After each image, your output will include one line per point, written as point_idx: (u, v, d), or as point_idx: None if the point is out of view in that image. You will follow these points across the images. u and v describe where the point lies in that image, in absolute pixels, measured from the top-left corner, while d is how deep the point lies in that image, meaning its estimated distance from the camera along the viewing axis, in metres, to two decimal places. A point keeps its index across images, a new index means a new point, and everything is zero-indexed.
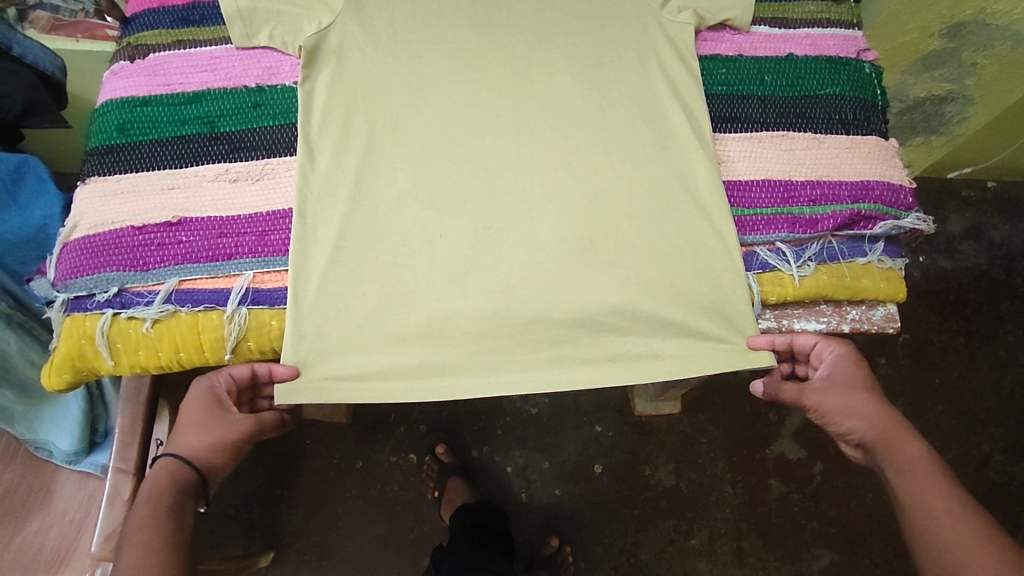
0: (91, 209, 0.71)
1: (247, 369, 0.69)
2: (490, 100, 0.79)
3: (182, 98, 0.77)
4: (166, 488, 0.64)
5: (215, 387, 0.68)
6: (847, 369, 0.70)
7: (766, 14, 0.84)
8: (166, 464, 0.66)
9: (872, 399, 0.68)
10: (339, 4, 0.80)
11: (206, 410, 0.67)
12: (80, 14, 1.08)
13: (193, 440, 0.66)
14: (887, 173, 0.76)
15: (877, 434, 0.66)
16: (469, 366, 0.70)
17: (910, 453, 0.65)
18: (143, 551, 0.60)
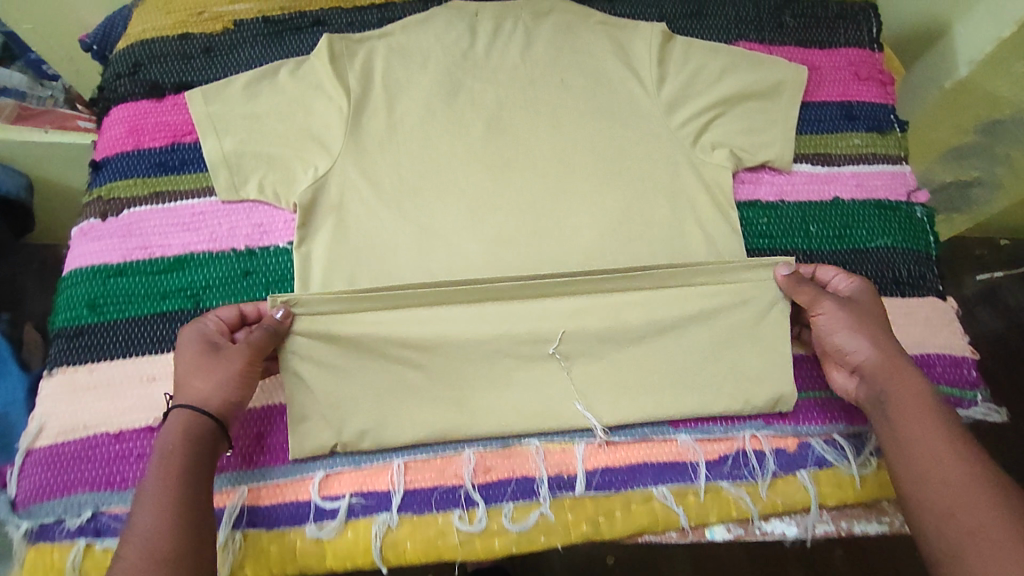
0: (58, 410, 0.62)
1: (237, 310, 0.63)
2: (502, 253, 0.70)
3: (162, 265, 0.68)
4: (175, 449, 0.54)
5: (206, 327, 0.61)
6: (865, 295, 0.65)
7: (807, 149, 0.77)
8: (173, 417, 0.56)
9: (886, 330, 0.62)
10: (338, 147, 0.72)
11: (200, 357, 0.59)
12: (50, 102, 0.89)
13: (193, 388, 0.57)
14: (947, 343, 0.69)
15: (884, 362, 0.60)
16: (447, 337, 0.64)
17: (910, 389, 0.58)
18: (160, 517, 0.51)
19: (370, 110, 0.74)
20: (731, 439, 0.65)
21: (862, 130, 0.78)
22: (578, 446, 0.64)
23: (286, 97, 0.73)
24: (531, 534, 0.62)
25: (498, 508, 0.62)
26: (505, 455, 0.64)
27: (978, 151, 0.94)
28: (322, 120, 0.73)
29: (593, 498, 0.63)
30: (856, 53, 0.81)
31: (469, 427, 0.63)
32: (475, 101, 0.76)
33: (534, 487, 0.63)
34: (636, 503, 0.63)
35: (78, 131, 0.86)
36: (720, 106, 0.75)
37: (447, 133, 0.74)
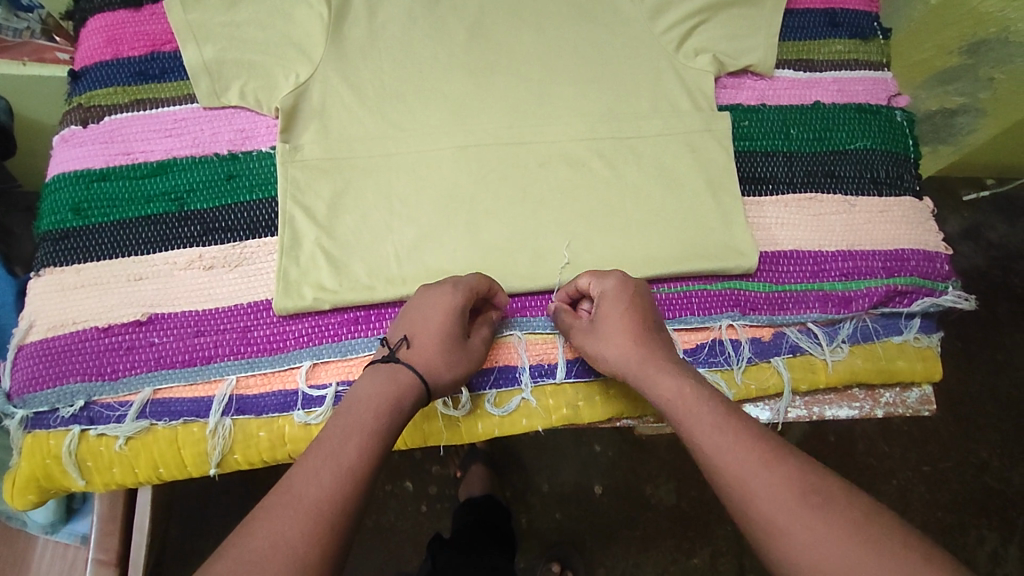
0: (47, 307, 0.63)
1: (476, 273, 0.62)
2: (480, 158, 0.69)
3: (144, 169, 0.68)
4: (391, 403, 0.52)
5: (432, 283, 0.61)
6: (632, 300, 0.59)
7: (790, 55, 0.77)
8: (386, 370, 0.54)
9: (645, 334, 0.57)
10: (319, 54, 0.72)
11: (458, 333, 0.57)
12: (27, 35, 0.87)
13: (429, 355, 0.56)
14: (922, 240, 0.70)
15: (633, 367, 0.55)
16: (427, 205, 0.68)
17: (666, 390, 0.53)
18: (343, 463, 0.47)
19: (352, 19, 0.73)
20: (707, 329, 0.66)
21: (845, 37, 0.78)
22: (559, 337, 0.65)
23: (264, 4, 0.72)
24: (513, 418, 0.63)
25: (482, 395, 0.63)
26: None
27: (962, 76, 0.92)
28: (301, 27, 0.72)
29: (573, 385, 0.64)
30: None
31: None
32: (457, 11, 0.75)
33: (516, 374, 0.64)
34: (615, 389, 0.64)
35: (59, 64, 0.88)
36: (704, 13, 0.74)
37: (429, 42, 0.74)
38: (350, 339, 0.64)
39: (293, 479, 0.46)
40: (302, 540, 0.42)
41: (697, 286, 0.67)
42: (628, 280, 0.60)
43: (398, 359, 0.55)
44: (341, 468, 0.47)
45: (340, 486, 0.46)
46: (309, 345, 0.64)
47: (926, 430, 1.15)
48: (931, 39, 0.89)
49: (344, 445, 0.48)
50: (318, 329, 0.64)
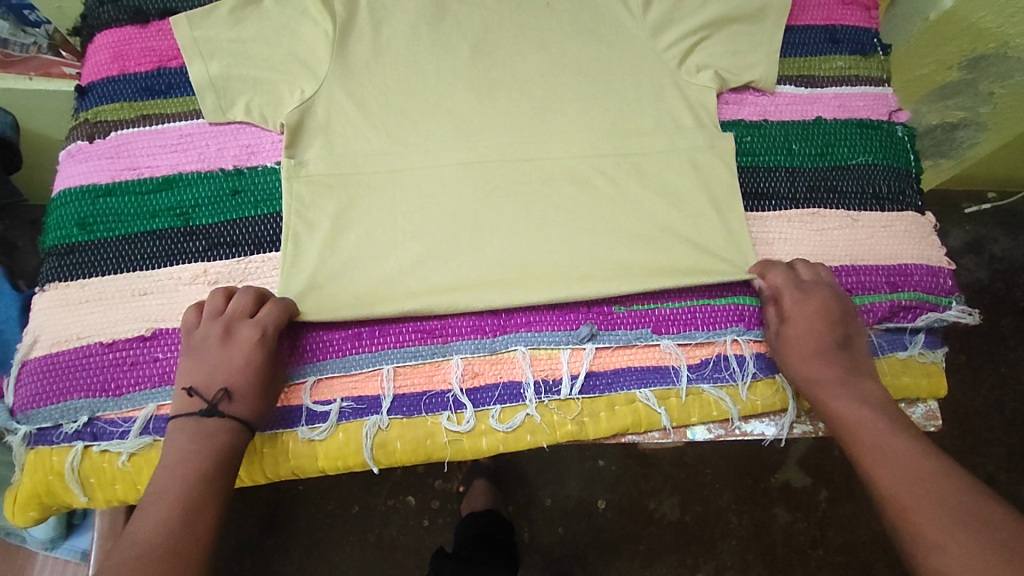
0: (51, 322, 0.63)
1: (251, 298, 0.61)
2: (484, 172, 0.70)
3: (150, 184, 0.69)
4: (197, 457, 0.54)
5: (216, 318, 0.60)
6: (805, 302, 0.62)
7: (791, 72, 0.78)
8: (211, 424, 0.56)
9: (826, 349, 0.61)
10: (324, 70, 0.73)
11: (270, 372, 0.60)
12: (34, 49, 0.89)
13: (251, 397, 0.58)
14: (925, 255, 0.70)
15: (810, 383, 0.60)
16: (431, 220, 0.68)
17: (840, 409, 0.58)
18: (193, 506, 0.52)
19: (356, 36, 0.74)
20: (712, 345, 0.66)
21: (845, 53, 0.79)
22: (564, 352, 0.65)
23: (271, 21, 0.73)
24: (517, 434, 0.63)
25: (486, 411, 0.63)
26: (491, 361, 0.65)
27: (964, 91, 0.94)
28: (308, 44, 0.73)
29: (577, 401, 0.64)
30: None
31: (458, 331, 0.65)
32: (462, 28, 0.76)
33: (521, 390, 0.64)
34: (620, 405, 0.64)
35: (65, 78, 0.88)
36: (704, 30, 0.76)
37: (435, 59, 0.75)
38: (352, 355, 0.64)
39: (135, 527, 0.51)
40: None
41: (700, 301, 0.67)
42: (803, 287, 0.63)
43: (223, 413, 0.57)
44: (171, 516, 0.51)
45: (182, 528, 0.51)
46: (313, 361, 0.63)
47: (932, 444, 1.13)
48: (932, 55, 0.89)
49: (165, 500, 0.52)
50: (320, 343, 0.64)
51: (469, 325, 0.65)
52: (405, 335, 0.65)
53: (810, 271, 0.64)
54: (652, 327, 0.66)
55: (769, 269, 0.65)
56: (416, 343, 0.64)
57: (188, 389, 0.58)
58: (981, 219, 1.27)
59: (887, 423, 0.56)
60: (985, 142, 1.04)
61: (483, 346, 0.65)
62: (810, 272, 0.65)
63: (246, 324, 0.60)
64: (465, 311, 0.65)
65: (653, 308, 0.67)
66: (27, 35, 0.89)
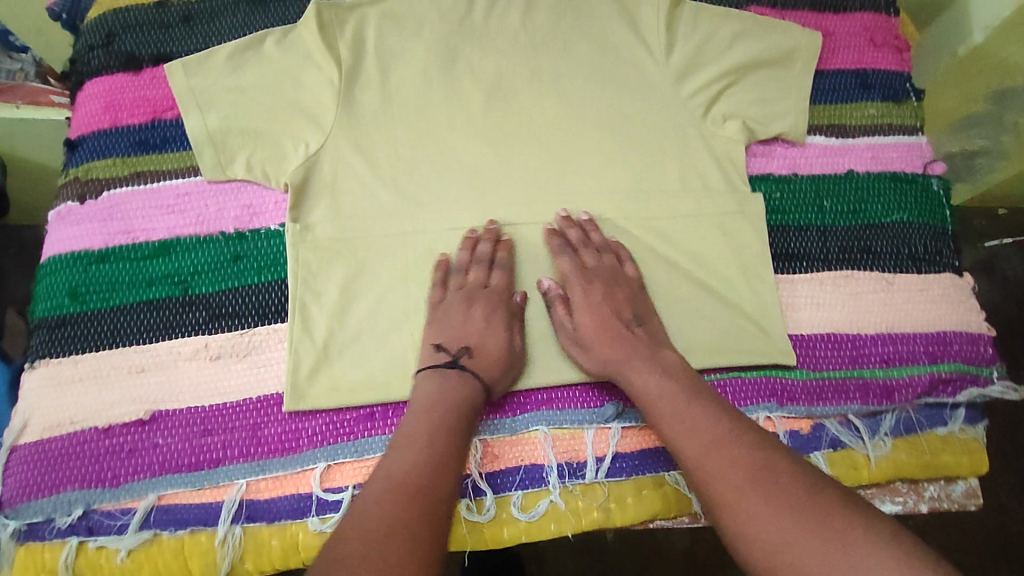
0: (43, 405, 0.59)
1: (489, 240, 0.65)
2: (503, 236, 0.66)
3: (146, 249, 0.64)
4: (443, 404, 0.56)
5: (458, 288, 0.63)
6: (641, 291, 0.64)
7: (821, 120, 0.74)
8: (453, 377, 0.58)
9: (651, 334, 0.62)
10: (330, 122, 0.68)
11: (498, 329, 0.62)
12: (20, 76, 0.82)
13: (492, 355, 0.60)
14: (964, 321, 0.68)
15: (610, 365, 0.60)
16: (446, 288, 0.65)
17: (642, 385, 0.58)
18: (442, 454, 0.53)
19: (363, 82, 0.70)
20: None
21: (878, 99, 0.75)
22: (587, 431, 0.62)
23: (272, 67, 0.68)
24: (541, 523, 0.60)
25: (508, 497, 0.61)
26: (512, 442, 0.62)
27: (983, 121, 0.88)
28: (312, 93, 0.68)
29: (603, 485, 0.61)
30: (871, 16, 0.77)
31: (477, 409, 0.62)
32: (475, 73, 0.71)
33: (544, 474, 0.61)
34: (648, 489, 0.61)
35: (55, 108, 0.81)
36: (732, 75, 0.71)
37: (446, 108, 0.70)
38: (367, 438, 0.61)
39: (387, 464, 0.52)
40: (372, 511, 0.48)
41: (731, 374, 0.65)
42: (627, 273, 0.65)
43: (463, 366, 0.59)
44: (425, 458, 0.52)
45: (437, 470, 0.52)
46: (325, 445, 0.60)
47: None
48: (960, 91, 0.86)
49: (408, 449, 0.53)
50: (333, 426, 0.61)
51: (488, 403, 0.62)
52: None
53: (595, 257, 0.65)
54: None
55: (558, 257, 0.65)
56: None
57: (433, 348, 0.60)
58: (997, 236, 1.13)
59: (762, 431, 0.54)
60: None
61: (503, 426, 0.62)
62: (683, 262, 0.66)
63: (457, 293, 0.63)
64: None
65: None
66: (13, 61, 0.82)
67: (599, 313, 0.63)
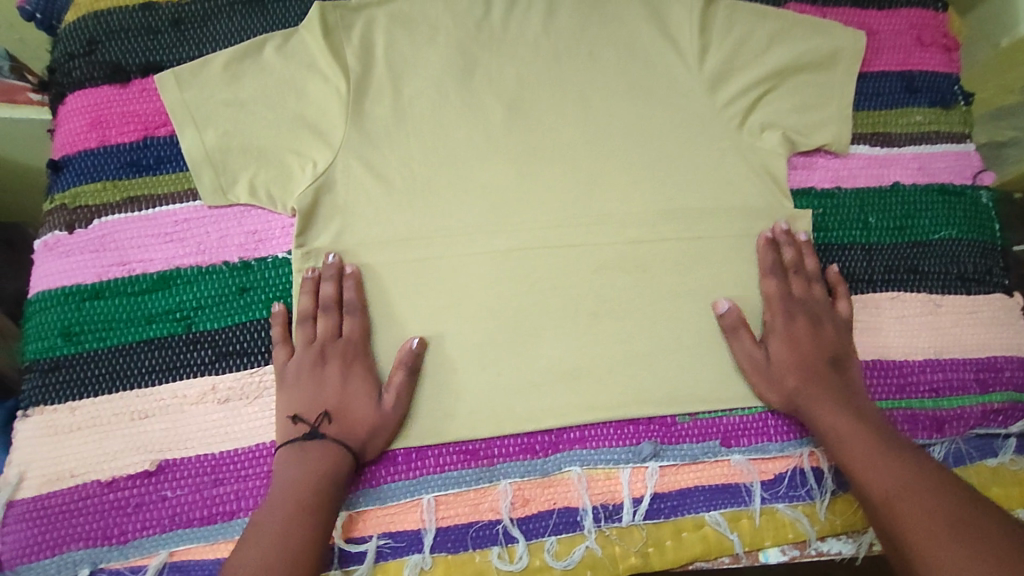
0: (40, 457, 0.56)
1: (331, 279, 0.59)
2: (531, 263, 0.62)
3: (143, 283, 0.59)
4: (300, 485, 0.52)
5: (307, 347, 0.58)
6: (794, 320, 0.60)
7: (865, 129, 0.69)
8: (315, 450, 0.54)
9: (821, 364, 0.59)
10: (339, 138, 0.62)
11: (374, 389, 0.57)
12: None
13: (357, 418, 0.56)
14: (1014, 343, 0.65)
15: (800, 395, 0.58)
16: (470, 320, 0.60)
17: (831, 423, 0.56)
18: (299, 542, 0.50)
19: (374, 94, 0.64)
20: (787, 457, 0.60)
21: (924, 105, 0.70)
22: (623, 470, 0.59)
23: (273, 77, 0.62)
24: (576, 570, 0.57)
25: (540, 543, 0.57)
26: (544, 484, 0.58)
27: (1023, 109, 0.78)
28: (318, 105, 0.62)
29: (641, 527, 0.58)
30: (917, 13, 0.72)
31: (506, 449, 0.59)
32: (494, 81, 0.65)
33: (578, 518, 0.58)
34: (687, 531, 0.58)
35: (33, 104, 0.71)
36: (771, 80, 0.66)
37: (464, 120, 0.65)
38: (389, 484, 0.57)
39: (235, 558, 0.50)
40: None
41: (771, 406, 0.61)
42: (791, 300, 0.61)
43: (324, 436, 0.54)
44: (276, 548, 0.50)
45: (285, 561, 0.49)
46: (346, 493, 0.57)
47: None
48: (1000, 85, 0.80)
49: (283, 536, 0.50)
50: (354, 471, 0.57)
51: (517, 443, 0.59)
52: (446, 458, 0.58)
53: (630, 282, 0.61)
54: (720, 439, 0.60)
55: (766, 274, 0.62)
56: (459, 467, 0.58)
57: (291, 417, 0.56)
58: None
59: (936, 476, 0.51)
60: None
61: (534, 469, 0.58)
62: (803, 286, 0.62)
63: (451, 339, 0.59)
64: (513, 427, 0.58)
65: (720, 417, 0.61)
66: None
67: (761, 349, 0.60)
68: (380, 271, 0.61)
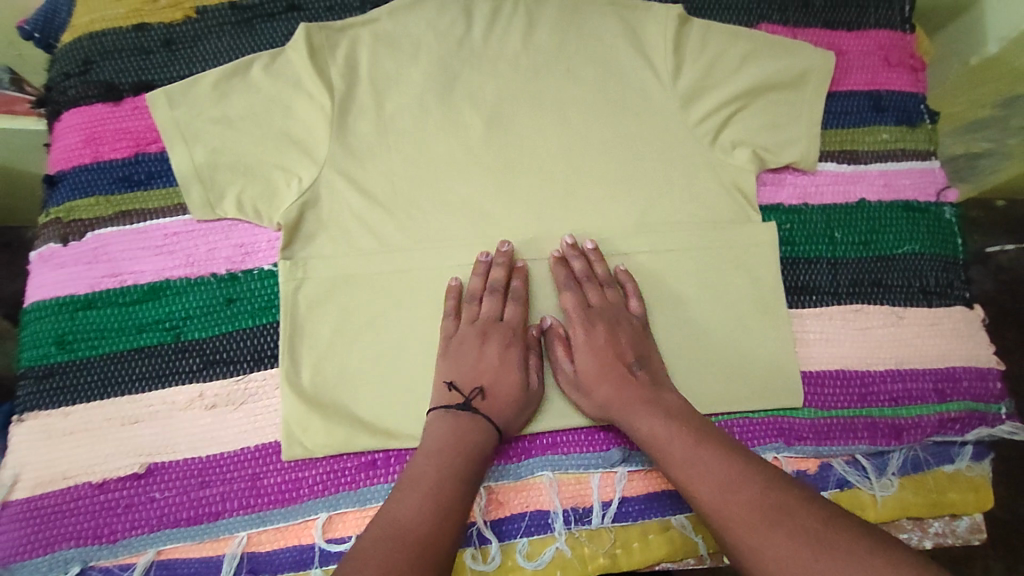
0: (35, 460, 0.58)
1: (505, 266, 0.63)
2: (507, 276, 0.64)
3: (134, 294, 0.62)
4: (456, 451, 0.55)
5: (470, 323, 0.62)
6: (592, 329, 0.61)
7: (833, 146, 0.71)
8: (466, 418, 0.57)
9: (622, 371, 0.60)
10: (324, 154, 0.64)
11: (524, 373, 0.61)
12: None
13: (505, 393, 0.59)
14: (973, 354, 0.67)
15: (609, 401, 0.59)
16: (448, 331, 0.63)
17: (648, 427, 0.56)
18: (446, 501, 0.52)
19: (358, 110, 0.66)
20: None
21: (891, 123, 0.73)
22: (593, 475, 0.61)
23: (261, 95, 0.64)
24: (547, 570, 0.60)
25: (513, 545, 0.60)
26: (517, 488, 0.61)
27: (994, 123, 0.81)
28: (304, 122, 0.65)
29: (610, 529, 0.61)
30: (886, 34, 0.75)
31: None
32: (475, 99, 0.67)
33: (549, 521, 0.60)
34: (654, 533, 0.61)
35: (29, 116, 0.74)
36: (742, 99, 0.68)
37: (444, 137, 0.66)
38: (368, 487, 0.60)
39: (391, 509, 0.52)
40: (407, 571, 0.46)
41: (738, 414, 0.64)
42: (673, 309, 0.64)
43: (476, 409, 0.58)
44: (432, 506, 0.51)
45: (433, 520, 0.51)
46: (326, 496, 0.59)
47: None
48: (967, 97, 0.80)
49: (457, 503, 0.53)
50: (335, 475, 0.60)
51: None
52: None
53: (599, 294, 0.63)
54: None
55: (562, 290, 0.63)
56: None
57: (445, 384, 0.59)
58: (993, 229, 1.04)
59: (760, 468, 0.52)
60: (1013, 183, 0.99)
61: (508, 473, 0.61)
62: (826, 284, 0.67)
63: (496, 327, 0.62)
64: None
65: None
66: None
67: (568, 364, 0.61)
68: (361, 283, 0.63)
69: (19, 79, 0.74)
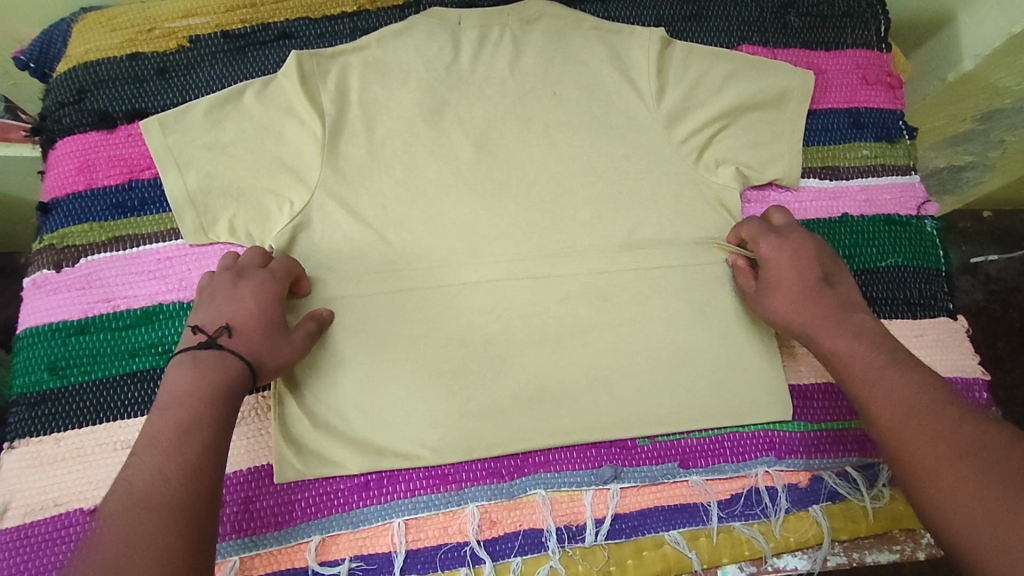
0: (25, 487, 0.58)
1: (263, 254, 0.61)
2: (496, 297, 0.65)
3: (126, 318, 0.62)
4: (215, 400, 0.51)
5: (225, 269, 0.59)
6: (780, 245, 0.62)
7: (815, 162, 0.73)
8: (207, 356, 0.53)
9: (812, 286, 0.61)
10: (315, 178, 0.65)
11: (283, 323, 0.58)
12: None
13: (258, 335, 0.56)
14: (958, 365, 0.68)
15: (805, 322, 0.60)
16: (440, 350, 0.63)
17: (838, 346, 0.57)
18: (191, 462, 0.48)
19: (349, 136, 0.67)
20: (743, 477, 0.63)
21: (871, 139, 0.74)
22: (586, 493, 0.62)
23: (253, 121, 0.65)
24: None
25: (506, 564, 0.60)
26: (510, 507, 0.61)
27: (974, 137, 0.83)
28: (295, 147, 0.66)
29: (604, 546, 0.61)
30: (862, 53, 0.77)
31: (473, 474, 0.61)
32: (463, 122, 0.69)
33: (543, 539, 0.60)
34: (647, 550, 0.61)
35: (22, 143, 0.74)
36: (723, 118, 0.69)
37: (434, 159, 0.68)
38: (362, 508, 0.60)
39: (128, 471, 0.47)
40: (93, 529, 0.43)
41: (727, 429, 0.64)
42: (774, 234, 0.63)
43: (221, 346, 0.54)
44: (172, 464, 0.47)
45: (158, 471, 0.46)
46: (319, 519, 0.59)
47: None
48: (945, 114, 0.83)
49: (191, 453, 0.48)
50: (328, 497, 0.60)
51: (485, 468, 0.62)
52: (416, 483, 0.61)
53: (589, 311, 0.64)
54: (678, 461, 0.63)
55: (742, 224, 0.66)
56: (429, 491, 0.61)
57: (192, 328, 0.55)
58: (980, 239, 1.06)
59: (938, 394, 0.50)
60: (995, 195, 1.00)
61: (500, 492, 0.61)
62: (784, 219, 0.65)
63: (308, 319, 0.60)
64: (480, 454, 0.61)
65: (679, 440, 0.64)
66: None
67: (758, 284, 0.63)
68: (350, 307, 0.63)
69: (15, 107, 0.75)
